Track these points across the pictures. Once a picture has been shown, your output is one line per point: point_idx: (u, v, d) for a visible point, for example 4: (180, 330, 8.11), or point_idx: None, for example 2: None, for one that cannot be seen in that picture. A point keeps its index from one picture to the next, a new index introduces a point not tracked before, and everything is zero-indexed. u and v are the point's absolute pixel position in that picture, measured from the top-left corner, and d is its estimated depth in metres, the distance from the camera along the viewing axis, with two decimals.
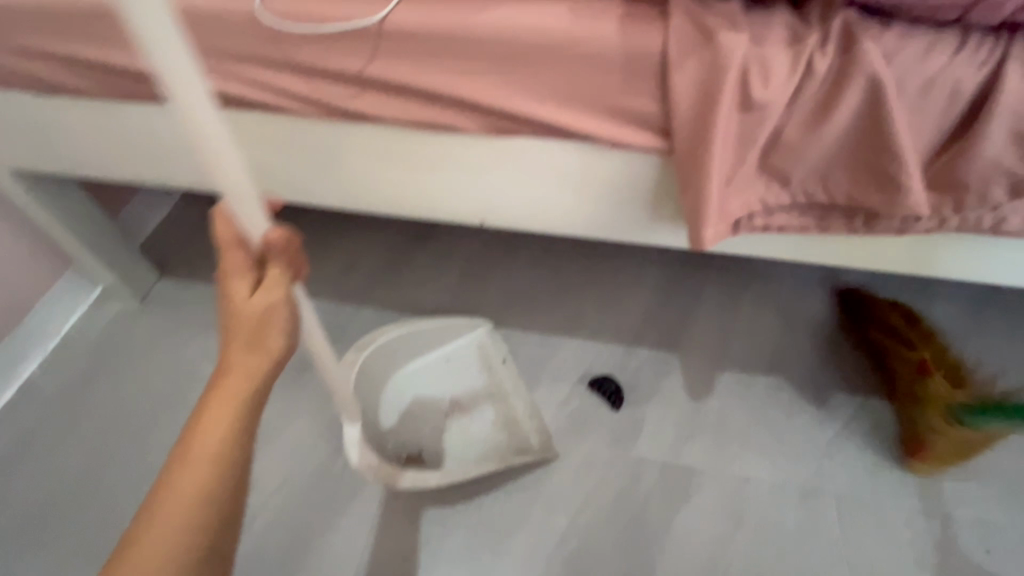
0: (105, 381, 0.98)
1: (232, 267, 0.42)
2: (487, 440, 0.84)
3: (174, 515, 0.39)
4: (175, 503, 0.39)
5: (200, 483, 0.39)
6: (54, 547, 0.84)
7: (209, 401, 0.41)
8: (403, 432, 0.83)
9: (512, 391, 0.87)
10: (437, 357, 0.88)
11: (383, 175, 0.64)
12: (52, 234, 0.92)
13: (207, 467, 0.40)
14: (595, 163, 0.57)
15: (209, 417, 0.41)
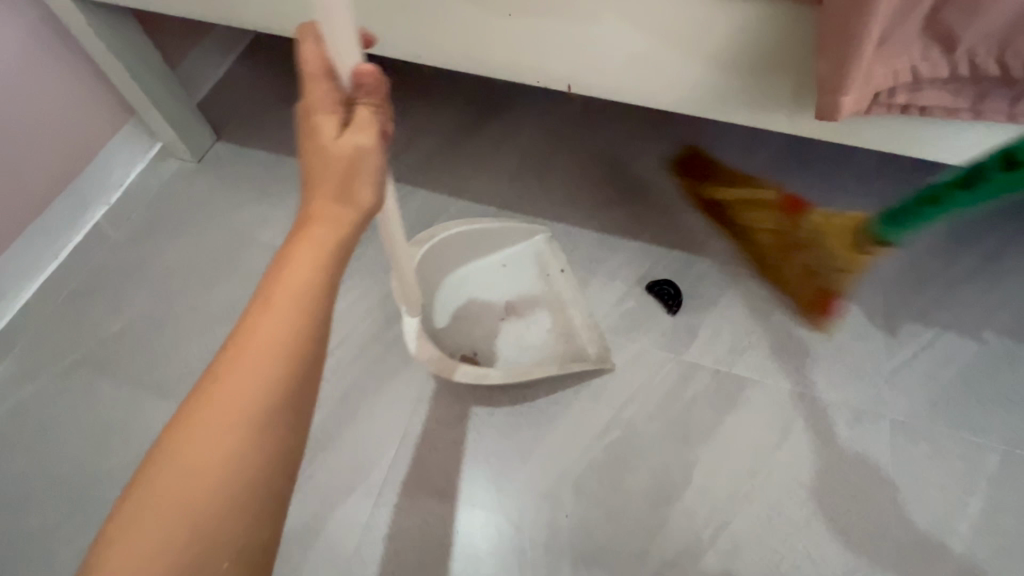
0: (166, 233, 1.00)
1: (318, 100, 0.41)
2: (545, 344, 0.83)
3: (254, 356, 0.36)
4: (255, 354, 0.36)
5: (284, 334, 0.37)
6: (125, 375, 0.89)
7: (295, 246, 0.39)
8: (456, 333, 0.83)
9: (572, 300, 0.85)
10: (495, 260, 0.88)
11: (469, 20, 0.58)
12: (113, 75, 0.90)
13: (292, 312, 0.37)
14: (720, 15, 0.49)
15: (293, 266, 0.39)
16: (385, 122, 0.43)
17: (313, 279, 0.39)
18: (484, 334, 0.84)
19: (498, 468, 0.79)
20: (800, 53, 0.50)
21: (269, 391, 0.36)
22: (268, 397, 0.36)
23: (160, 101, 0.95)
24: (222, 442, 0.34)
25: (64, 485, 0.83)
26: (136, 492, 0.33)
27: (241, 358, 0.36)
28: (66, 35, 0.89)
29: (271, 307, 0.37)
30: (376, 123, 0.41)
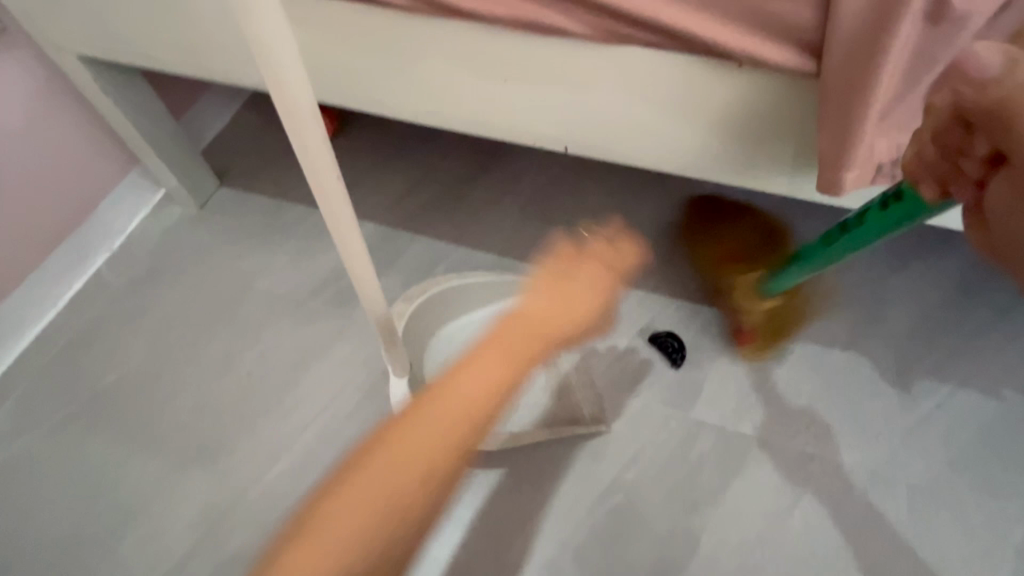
0: (165, 282, 0.99)
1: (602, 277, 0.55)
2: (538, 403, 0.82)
3: (449, 408, 0.45)
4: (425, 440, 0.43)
5: (449, 427, 0.44)
6: (117, 429, 0.87)
7: (487, 346, 0.48)
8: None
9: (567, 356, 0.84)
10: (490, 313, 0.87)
11: (464, 85, 0.58)
12: (117, 128, 0.91)
13: (483, 390, 0.46)
14: (715, 85, 0.49)
15: (463, 376, 0.47)
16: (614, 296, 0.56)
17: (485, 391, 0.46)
18: None
19: (495, 534, 0.76)
20: (799, 122, 0.49)
21: (433, 454, 0.43)
22: (434, 459, 0.43)
23: (163, 151, 0.96)
24: (372, 518, 0.40)
25: (48, 548, 0.80)
26: (298, 539, 0.40)
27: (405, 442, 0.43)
28: (73, 89, 0.90)
29: (444, 410, 0.44)
30: None
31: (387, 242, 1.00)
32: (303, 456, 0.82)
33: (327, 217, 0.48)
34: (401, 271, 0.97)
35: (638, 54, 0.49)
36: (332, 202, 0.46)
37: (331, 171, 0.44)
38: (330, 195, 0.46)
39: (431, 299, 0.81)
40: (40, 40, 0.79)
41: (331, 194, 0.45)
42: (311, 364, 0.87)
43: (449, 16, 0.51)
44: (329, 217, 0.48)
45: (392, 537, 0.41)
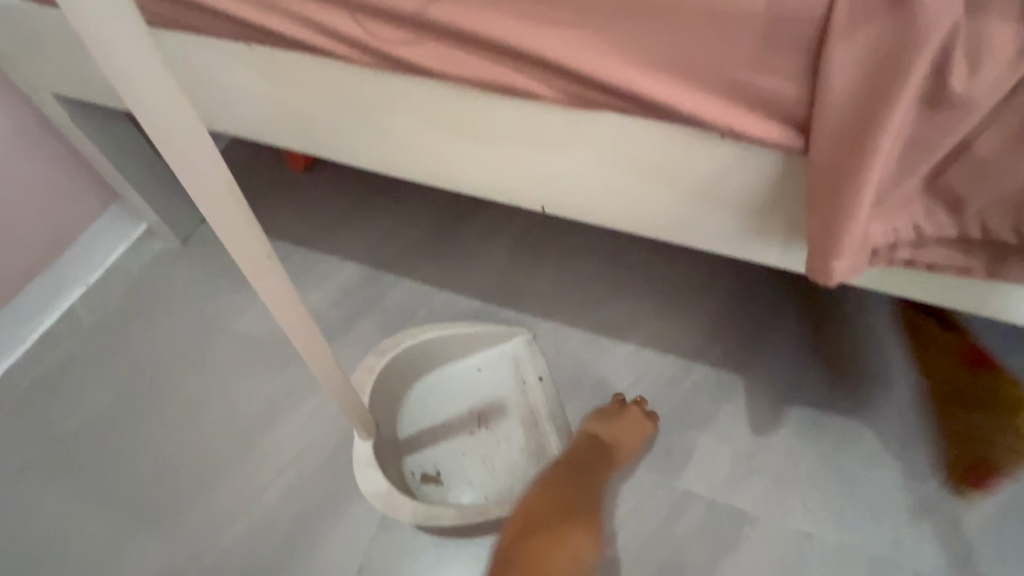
0: (138, 320, 0.96)
1: (630, 413, 0.76)
2: (514, 466, 0.77)
3: (568, 472, 0.67)
4: (543, 501, 0.62)
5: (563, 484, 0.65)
6: (75, 482, 0.82)
7: (579, 446, 0.72)
8: (421, 447, 0.80)
9: (546, 416, 0.80)
10: (467, 366, 0.85)
11: (435, 142, 0.55)
12: (96, 164, 0.90)
13: (579, 470, 0.68)
14: (698, 155, 0.45)
15: (558, 468, 0.68)
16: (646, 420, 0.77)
17: (575, 479, 0.66)
18: (452, 451, 0.80)
19: None
20: (786, 197, 0.45)
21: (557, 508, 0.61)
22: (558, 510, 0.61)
23: (142, 188, 0.94)
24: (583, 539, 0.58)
25: None
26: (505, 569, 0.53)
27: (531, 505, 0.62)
28: (51, 125, 0.89)
29: (552, 479, 0.66)
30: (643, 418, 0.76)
31: (369, 285, 0.97)
32: (265, 516, 0.77)
33: (261, 287, 0.45)
34: (382, 315, 0.94)
35: (615, 120, 0.46)
36: (262, 273, 0.44)
37: (258, 244, 0.42)
38: (258, 266, 0.43)
39: (401, 353, 0.79)
40: (16, 78, 0.78)
41: (262, 266, 0.43)
42: (282, 415, 0.83)
43: (415, 75, 0.48)
44: (260, 286, 0.45)
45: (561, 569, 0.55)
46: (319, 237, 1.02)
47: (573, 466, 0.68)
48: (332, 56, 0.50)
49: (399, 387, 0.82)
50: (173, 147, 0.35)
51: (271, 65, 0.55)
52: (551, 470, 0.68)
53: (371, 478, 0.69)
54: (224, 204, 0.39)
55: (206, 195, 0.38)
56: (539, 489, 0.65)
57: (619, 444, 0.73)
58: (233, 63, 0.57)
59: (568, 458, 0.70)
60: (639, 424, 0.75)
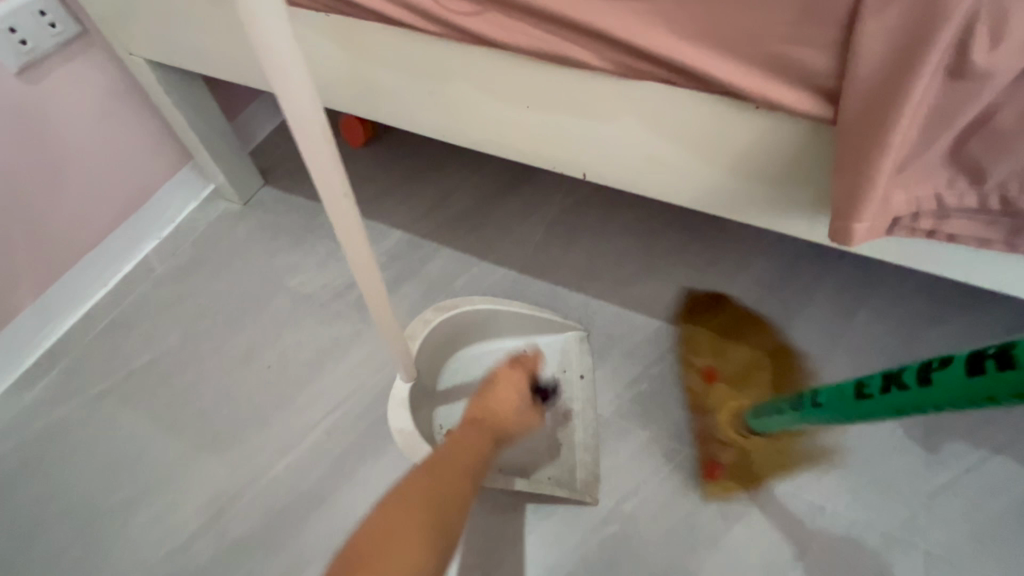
0: (203, 272, 1.05)
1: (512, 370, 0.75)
2: (533, 451, 0.79)
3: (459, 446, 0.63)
4: (435, 488, 0.54)
5: (458, 473, 0.58)
6: (144, 409, 0.91)
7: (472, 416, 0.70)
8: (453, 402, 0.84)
9: (579, 412, 0.82)
10: (518, 345, 0.88)
11: (489, 108, 0.60)
12: (176, 126, 0.99)
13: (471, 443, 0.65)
14: (734, 125, 0.49)
15: (449, 457, 0.61)
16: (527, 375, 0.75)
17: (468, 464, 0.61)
18: None
19: (487, 554, 0.75)
20: (816, 170, 0.48)
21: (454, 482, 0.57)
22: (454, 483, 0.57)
23: (214, 150, 1.03)
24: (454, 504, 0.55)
25: (65, 518, 0.84)
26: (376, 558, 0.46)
27: (410, 496, 0.52)
28: (138, 88, 0.98)
29: (443, 466, 0.58)
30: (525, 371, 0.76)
31: (413, 251, 1.03)
32: (310, 451, 0.84)
33: (340, 232, 0.50)
34: (423, 280, 1.00)
35: (657, 90, 0.49)
36: (341, 214, 0.49)
37: (344, 191, 0.47)
38: (341, 212, 0.48)
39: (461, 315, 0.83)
40: (115, 44, 0.87)
41: (340, 207, 0.48)
42: (329, 363, 0.91)
43: (476, 44, 0.53)
44: (340, 230, 0.50)
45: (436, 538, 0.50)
46: (369, 205, 1.09)
47: (465, 454, 0.62)
48: (403, 27, 0.56)
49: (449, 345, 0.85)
50: (289, 97, 0.40)
51: (345, 34, 0.61)
52: (440, 456, 0.60)
53: (399, 416, 0.74)
54: (322, 152, 0.44)
55: (310, 141, 0.43)
56: (414, 479, 0.55)
57: (496, 412, 0.71)
58: (311, 30, 0.63)
59: (455, 444, 0.63)
60: (519, 386, 0.73)
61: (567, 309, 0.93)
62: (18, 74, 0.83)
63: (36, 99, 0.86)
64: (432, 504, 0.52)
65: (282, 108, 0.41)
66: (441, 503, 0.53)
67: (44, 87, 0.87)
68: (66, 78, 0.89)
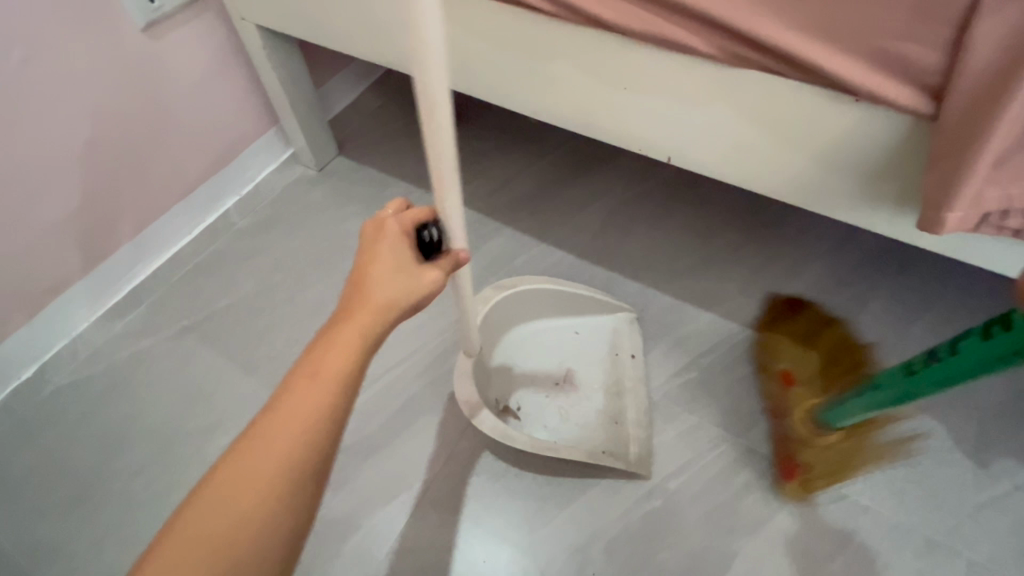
0: (279, 228, 1.12)
1: (389, 228, 0.50)
2: (588, 426, 0.82)
3: (345, 348, 0.43)
4: (284, 446, 0.39)
5: (308, 435, 0.40)
6: (223, 349, 0.98)
7: (328, 343, 0.43)
8: (508, 380, 0.86)
9: (630, 391, 0.84)
10: (569, 326, 0.90)
11: (586, 88, 0.64)
12: (271, 91, 1.06)
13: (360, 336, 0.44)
14: (829, 116, 0.51)
15: (298, 398, 0.41)
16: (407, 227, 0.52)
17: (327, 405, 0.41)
18: (532, 393, 0.85)
19: (535, 514, 0.79)
20: (905, 164, 0.51)
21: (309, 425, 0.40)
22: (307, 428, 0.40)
23: (302, 116, 1.10)
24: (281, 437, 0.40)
25: (148, 438, 0.91)
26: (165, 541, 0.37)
27: (208, 522, 0.37)
28: (241, 52, 1.05)
29: (283, 438, 0.40)
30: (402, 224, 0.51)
31: (476, 227, 1.08)
32: (370, 401, 0.89)
33: (433, 168, 0.51)
34: (484, 253, 1.05)
35: (760, 78, 0.52)
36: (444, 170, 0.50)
37: (449, 148, 0.49)
38: (443, 165, 0.50)
39: (518, 296, 0.84)
40: (230, 7, 0.94)
41: (444, 164, 0.50)
42: None
43: (587, 25, 0.57)
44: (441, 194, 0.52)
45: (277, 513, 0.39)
46: (437, 181, 1.15)
47: (319, 394, 0.41)
48: (518, 5, 0.60)
49: (505, 324, 0.86)
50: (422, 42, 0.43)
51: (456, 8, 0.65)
52: (283, 403, 0.41)
53: (465, 389, 0.75)
54: (439, 102, 0.46)
55: (430, 89, 0.45)
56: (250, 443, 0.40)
57: (368, 303, 0.46)
58: None
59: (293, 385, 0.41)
60: (396, 256, 0.49)
61: (624, 295, 0.96)
62: (143, 29, 0.91)
63: (153, 53, 0.94)
64: (260, 519, 0.38)
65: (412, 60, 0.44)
66: (277, 502, 0.38)
67: (162, 43, 0.94)
68: (182, 36, 0.96)
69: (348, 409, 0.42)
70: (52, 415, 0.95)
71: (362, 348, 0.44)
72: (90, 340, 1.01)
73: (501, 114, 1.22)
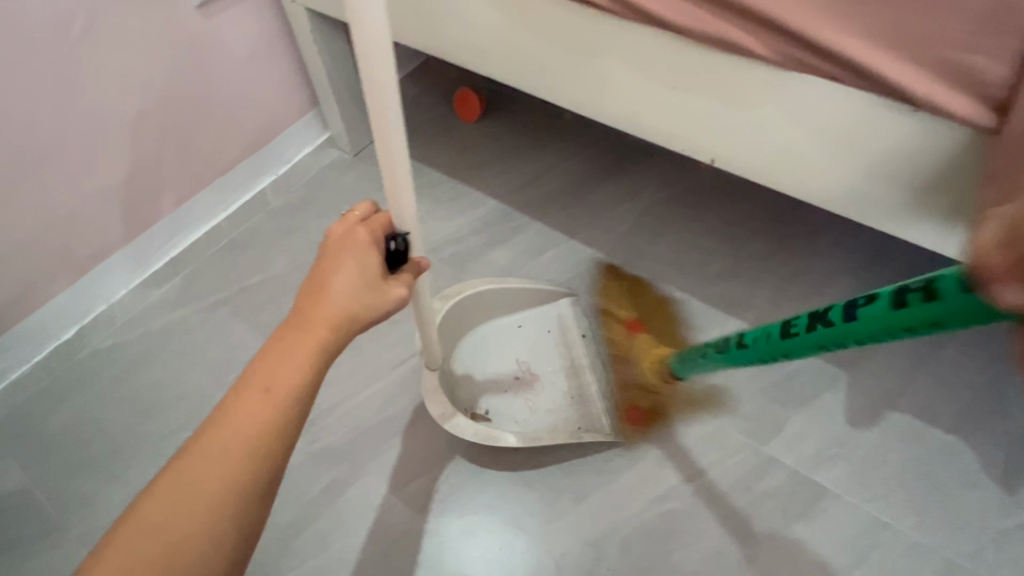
0: (314, 210, 1.14)
1: (354, 238, 0.51)
2: (557, 409, 0.85)
3: (297, 360, 0.45)
4: (238, 455, 0.42)
5: (258, 445, 0.43)
6: (253, 324, 1.01)
7: (282, 353, 0.45)
8: (470, 388, 0.86)
9: (588, 367, 0.88)
10: (515, 320, 0.91)
11: (636, 85, 0.64)
12: (314, 74, 1.08)
13: (315, 347, 0.46)
14: (885, 127, 0.51)
15: (248, 408, 0.43)
16: (373, 234, 0.52)
17: (278, 417, 0.43)
18: (498, 393, 0.86)
19: (552, 506, 0.79)
20: (961, 179, 0.51)
21: (259, 436, 0.43)
22: (257, 439, 0.43)
23: (341, 101, 1.12)
24: (232, 446, 0.42)
25: (178, 405, 0.94)
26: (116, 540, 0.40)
27: (154, 530, 0.40)
28: (288, 34, 1.07)
29: (234, 450, 0.42)
30: (369, 234, 0.52)
31: (505, 220, 1.09)
32: (393, 385, 0.91)
33: (384, 167, 0.53)
34: (512, 246, 1.05)
35: (814, 83, 0.52)
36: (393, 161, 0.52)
37: (399, 138, 0.51)
38: (394, 157, 0.52)
39: (464, 303, 0.84)
40: None
41: (393, 153, 0.52)
42: None
43: (643, 22, 0.57)
44: (391, 185, 0.54)
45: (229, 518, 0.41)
46: (469, 173, 1.16)
47: (271, 408, 0.43)
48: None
49: (460, 329, 0.87)
50: (367, 35, 0.45)
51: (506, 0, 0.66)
52: (235, 412, 0.43)
53: (436, 403, 0.76)
54: (385, 90, 0.48)
55: (375, 78, 0.47)
56: (201, 450, 0.42)
57: (325, 317, 0.47)
58: None
59: (244, 398, 0.43)
60: (360, 268, 0.49)
61: (650, 296, 0.96)
62: (198, 8, 0.93)
63: (205, 32, 0.96)
64: (205, 525, 0.40)
65: (356, 49, 0.46)
66: (227, 508, 0.41)
67: (214, 22, 0.96)
68: (234, 16, 0.98)
69: (300, 419, 0.45)
70: (88, 376, 0.98)
71: (318, 362, 0.46)
72: (127, 307, 1.04)
73: (534, 111, 1.23)
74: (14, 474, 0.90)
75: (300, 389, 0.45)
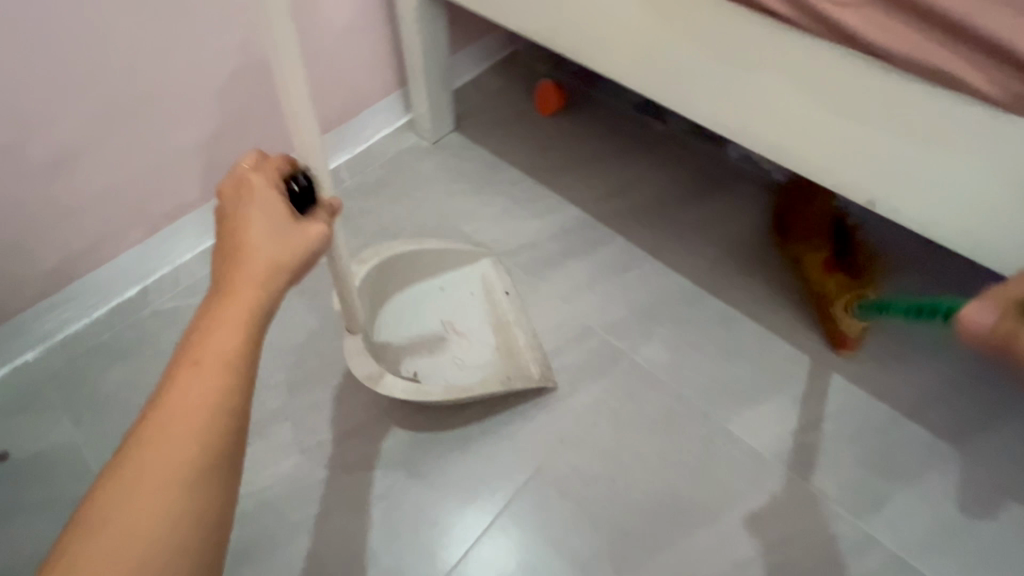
0: (386, 195, 1.09)
1: (255, 184, 0.51)
2: (486, 362, 0.85)
3: (229, 324, 0.43)
4: (181, 434, 0.39)
5: (201, 418, 0.40)
6: (310, 299, 0.93)
7: (215, 322, 0.43)
8: (395, 353, 0.84)
9: (514, 321, 0.88)
10: (435, 284, 0.90)
11: (802, 112, 0.61)
12: (409, 53, 1.04)
13: (246, 309, 0.44)
14: None
15: (186, 384, 0.40)
16: (270, 179, 0.52)
17: (221, 385, 0.41)
18: (426, 355, 0.85)
19: (622, 552, 0.73)
20: None
21: (202, 410, 0.40)
22: (201, 413, 0.40)
23: (432, 84, 1.07)
24: (175, 427, 0.39)
25: None
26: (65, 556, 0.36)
27: (108, 533, 0.36)
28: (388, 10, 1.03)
29: (173, 432, 0.39)
30: (263, 180, 0.52)
31: (585, 231, 1.02)
32: None
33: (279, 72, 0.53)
34: (592, 260, 0.98)
35: None
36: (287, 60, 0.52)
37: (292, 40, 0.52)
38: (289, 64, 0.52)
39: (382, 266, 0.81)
40: None
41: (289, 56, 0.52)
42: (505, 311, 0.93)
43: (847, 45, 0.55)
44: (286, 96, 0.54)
45: (186, 498, 0.38)
46: (551, 176, 1.10)
47: (212, 379, 0.41)
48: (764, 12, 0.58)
49: (381, 293, 0.84)
50: None
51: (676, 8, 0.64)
52: (171, 393, 0.40)
53: (362, 363, 0.72)
54: None
55: None
56: (142, 441, 0.39)
57: (252, 275, 0.46)
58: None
59: (178, 376, 0.41)
60: (267, 216, 0.49)
61: (740, 334, 0.89)
62: None
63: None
64: (164, 510, 0.37)
65: None
66: (183, 489, 0.38)
67: None
68: None
69: (246, 383, 0.42)
70: (145, 339, 0.95)
71: (253, 324, 0.44)
72: (191, 273, 1.01)
73: (624, 118, 1.16)
74: (64, 429, 0.88)
75: (237, 353, 0.42)
